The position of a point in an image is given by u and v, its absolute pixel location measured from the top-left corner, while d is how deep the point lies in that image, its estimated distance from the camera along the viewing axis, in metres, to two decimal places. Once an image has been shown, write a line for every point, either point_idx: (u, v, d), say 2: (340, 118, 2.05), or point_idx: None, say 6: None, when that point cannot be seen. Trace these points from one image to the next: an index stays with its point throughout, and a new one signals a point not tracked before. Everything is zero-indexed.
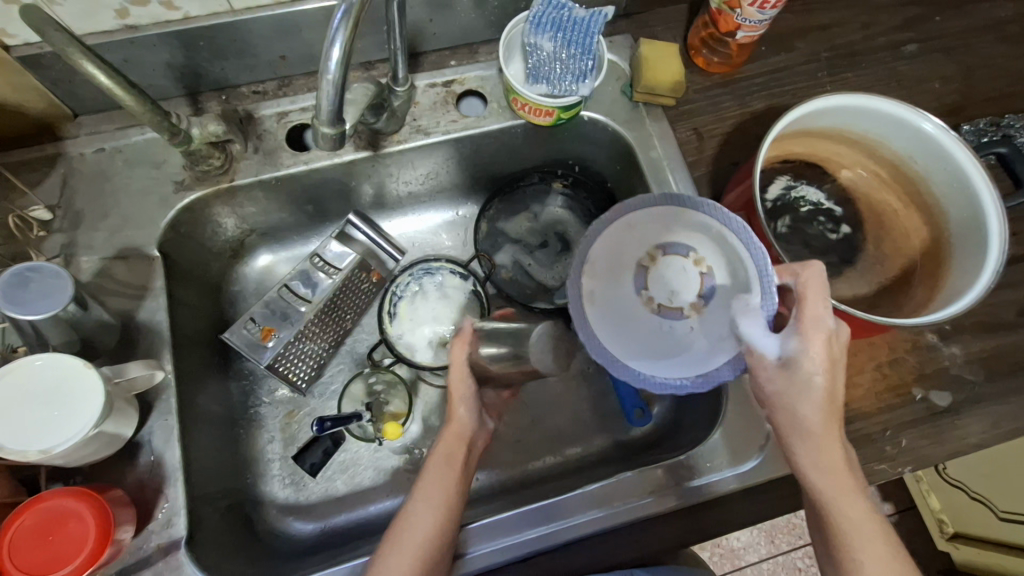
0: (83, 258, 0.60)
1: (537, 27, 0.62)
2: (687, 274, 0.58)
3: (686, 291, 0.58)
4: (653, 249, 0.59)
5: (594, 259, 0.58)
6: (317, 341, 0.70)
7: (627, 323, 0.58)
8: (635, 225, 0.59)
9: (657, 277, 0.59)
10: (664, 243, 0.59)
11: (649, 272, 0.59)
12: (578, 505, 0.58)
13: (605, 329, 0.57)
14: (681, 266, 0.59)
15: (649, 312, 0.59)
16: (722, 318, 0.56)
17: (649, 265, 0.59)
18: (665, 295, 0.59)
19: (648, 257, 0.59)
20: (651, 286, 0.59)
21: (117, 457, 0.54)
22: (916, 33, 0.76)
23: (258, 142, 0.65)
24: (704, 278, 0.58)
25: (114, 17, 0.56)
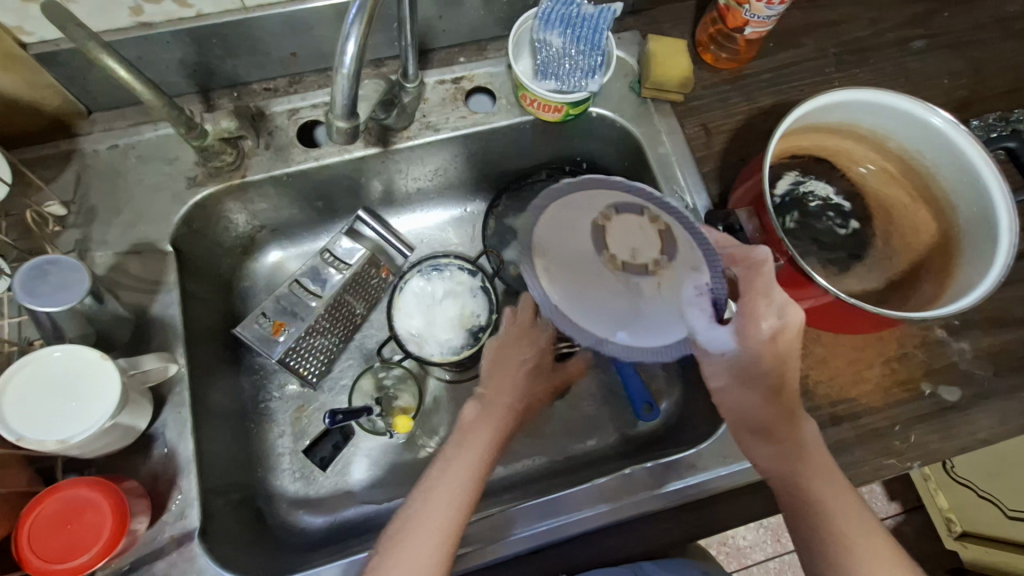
0: (97, 252, 0.61)
1: (546, 23, 0.62)
2: (643, 232, 0.64)
3: (648, 248, 0.64)
4: (604, 209, 0.65)
5: (552, 232, 0.66)
6: (327, 336, 0.70)
7: (594, 285, 0.66)
8: (588, 195, 0.66)
9: (616, 234, 0.65)
10: (614, 207, 0.65)
11: (608, 232, 0.65)
12: (585, 499, 0.58)
13: (566, 293, 0.66)
14: (639, 223, 0.65)
15: (616, 270, 0.65)
16: (681, 277, 0.62)
17: (604, 224, 0.66)
18: (627, 252, 0.65)
19: (602, 218, 0.66)
20: (613, 244, 0.65)
21: (130, 449, 0.55)
22: (924, 29, 0.76)
23: (269, 138, 0.66)
24: (662, 235, 0.63)
25: (129, 15, 0.57)
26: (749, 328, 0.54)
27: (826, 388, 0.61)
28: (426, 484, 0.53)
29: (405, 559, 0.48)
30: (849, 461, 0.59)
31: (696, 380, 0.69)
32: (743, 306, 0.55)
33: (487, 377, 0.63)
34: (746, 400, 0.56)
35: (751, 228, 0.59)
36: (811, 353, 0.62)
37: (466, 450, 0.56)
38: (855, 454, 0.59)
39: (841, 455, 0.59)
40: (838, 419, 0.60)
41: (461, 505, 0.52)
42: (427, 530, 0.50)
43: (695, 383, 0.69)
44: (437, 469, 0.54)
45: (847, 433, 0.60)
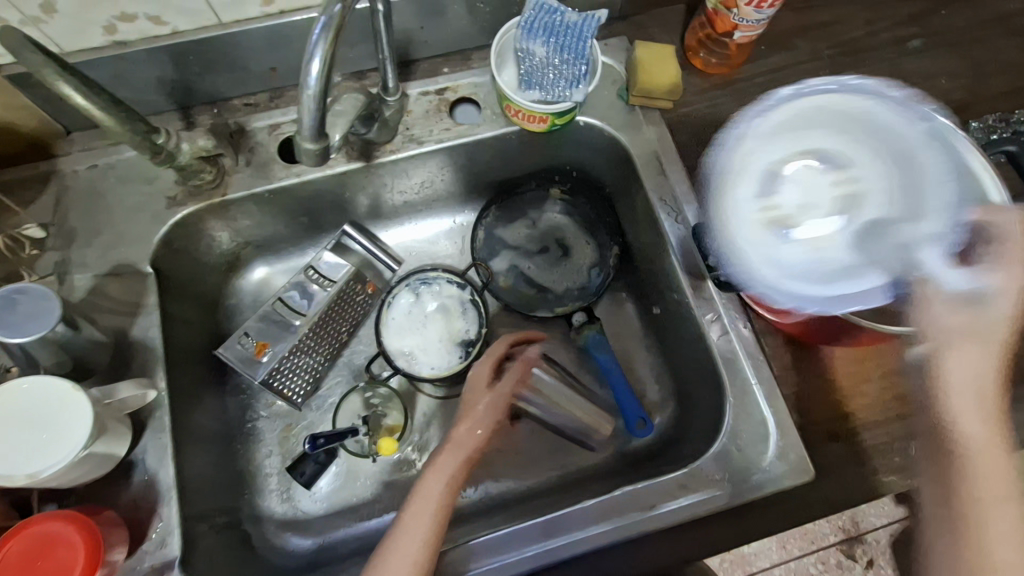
0: (77, 275, 0.60)
1: (529, 32, 0.60)
2: (823, 183, 0.54)
3: (826, 208, 0.53)
4: (798, 150, 0.55)
5: (756, 160, 0.55)
6: (313, 355, 0.69)
7: (750, 229, 0.54)
8: (818, 114, 0.54)
9: (797, 184, 0.54)
10: (826, 143, 0.55)
11: (777, 175, 0.55)
12: (580, 521, 0.57)
13: (750, 233, 0.54)
14: (828, 180, 0.54)
15: (766, 224, 0.54)
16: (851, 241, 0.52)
17: (792, 169, 0.55)
18: (797, 205, 0.54)
19: (801, 159, 0.55)
20: (782, 192, 0.54)
21: (110, 478, 0.54)
22: (921, 28, 0.74)
23: (249, 155, 0.65)
24: (843, 198, 0.53)
25: (102, 34, 0.56)
26: (1007, 262, 0.42)
27: (823, 403, 0.60)
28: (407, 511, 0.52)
29: None
30: (846, 478, 0.57)
31: (693, 394, 0.67)
32: (1001, 249, 0.43)
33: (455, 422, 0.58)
34: (975, 362, 0.41)
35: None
36: (807, 367, 0.61)
37: (432, 480, 0.53)
38: (853, 471, 0.58)
39: (838, 472, 0.58)
40: (835, 436, 0.59)
41: (429, 537, 0.50)
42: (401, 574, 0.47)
43: (691, 397, 0.68)
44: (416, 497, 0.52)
45: (846, 449, 0.58)
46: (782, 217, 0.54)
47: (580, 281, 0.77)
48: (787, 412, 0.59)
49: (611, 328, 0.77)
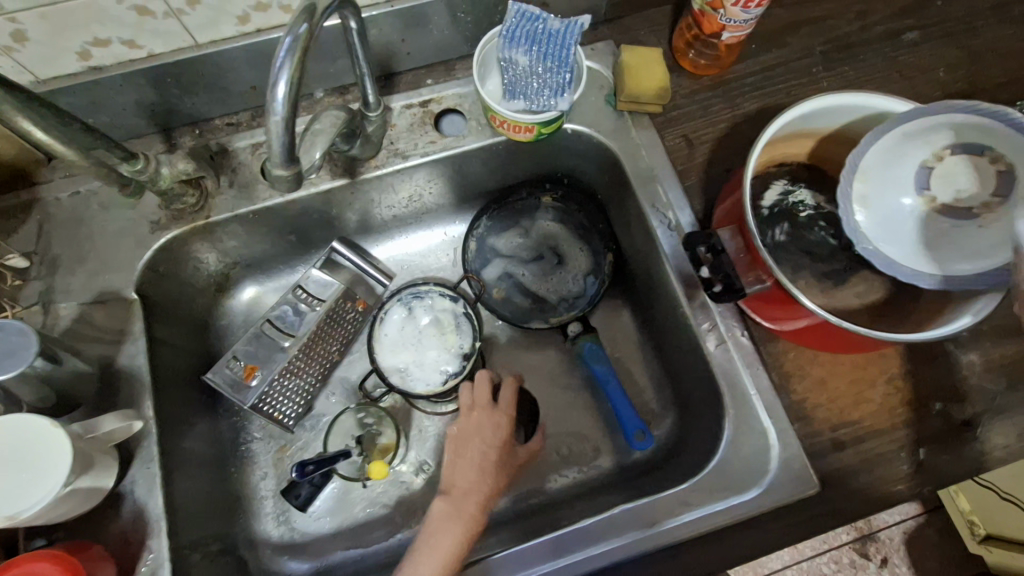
0: (61, 304, 0.59)
1: (511, 41, 0.59)
2: (977, 173, 0.51)
3: (979, 190, 0.51)
4: (939, 149, 0.53)
5: (903, 164, 0.54)
6: (303, 377, 0.68)
7: (900, 228, 0.53)
8: (922, 125, 0.52)
9: (943, 176, 0.53)
10: (958, 140, 0.52)
11: (933, 171, 0.53)
12: (583, 540, 0.55)
13: (902, 243, 0.53)
14: (974, 166, 0.52)
15: (927, 215, 0.53)
16: None
17: (935, 165, 0.53)
18: (951, 194, 0.53)
19: (933, 156, 0.53)
20: (933, 185, 0.53)
21: (99, 511, 0.53)
22: (916, 20, 0.72)
23: (232, 176, 0.64)
24: (998, 179, 0.50)
25: (77, 60, 0.55)
26: None
27: (826, 411, 0.58)
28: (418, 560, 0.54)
29: None
30: (849, 489, 0.56)
31: (693, 404, 0.66)
32: None
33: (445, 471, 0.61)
34: None
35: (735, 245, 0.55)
36: (808, 374, 0.59)
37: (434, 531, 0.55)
38: (858, 481, 0.56)
39: (842, 483, 0.56)
40: (839, 445, 0.57)
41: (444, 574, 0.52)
42: None
43: (691, 406, 0.66)
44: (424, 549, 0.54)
45: (849, 459, 0.57)
46: (936, 213, 0.53)
47: (575, 289, 0.75)
48: (787, 422, 0.57)
49: (607, 338, 0.75)
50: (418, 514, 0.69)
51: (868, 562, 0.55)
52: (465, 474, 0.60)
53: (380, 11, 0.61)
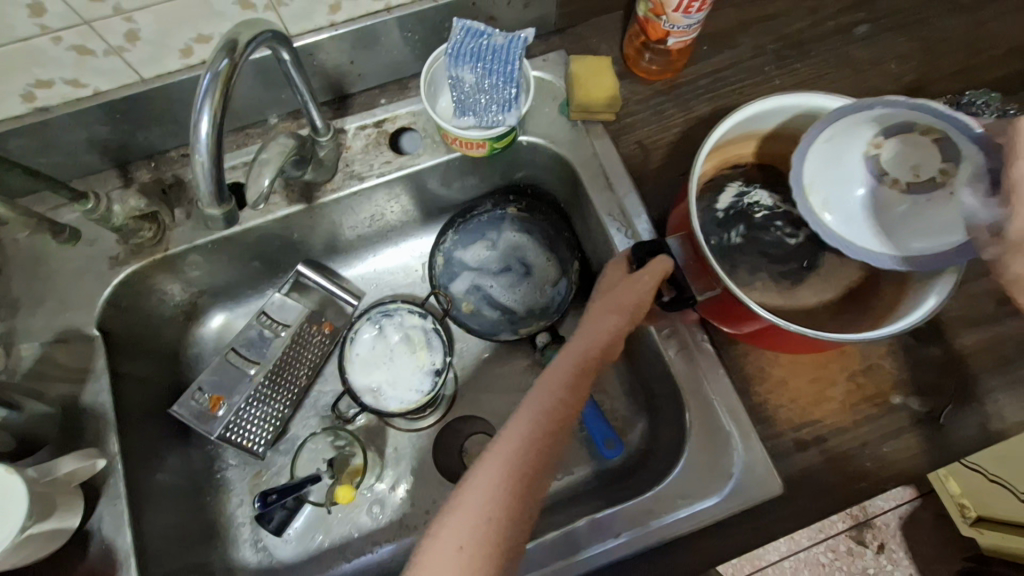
0: (23, 345, 0.59)
1: (457, 58, 0.59)
2: (920, 146, 0.48)
3: (930, 163, 0.48)
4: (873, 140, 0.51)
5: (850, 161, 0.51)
6: (272, 404, 0.69)
7: (869, 223, 0.51)
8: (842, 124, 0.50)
9: (893, 159, 0.50)
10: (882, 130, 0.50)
11: (880, 159, 0.50)
12: (553, 554, 0.55)
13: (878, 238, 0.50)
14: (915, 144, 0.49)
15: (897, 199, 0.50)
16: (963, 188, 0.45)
17: (879, 152, 0.50)
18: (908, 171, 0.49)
19: (871, 146, 0.51)
20: (887, 171, 0.50)
21: (67, 551, 0.53)
22: (867, 13, 0.72)
23: (189, 207, 0.64)
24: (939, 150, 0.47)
25: (21, 101, 0.55)
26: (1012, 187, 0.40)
27: (788, 412, 0.59)
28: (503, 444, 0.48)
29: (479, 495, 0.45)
30: (816, 488, 0.56)
31: (661, 409, 0.66)
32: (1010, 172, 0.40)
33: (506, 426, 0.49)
34: None
35: (686, 251, 0.55)
36: (768, 376, 0.60)
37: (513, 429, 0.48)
38: (825, 480, 0.57)
39: (808, 483, 0.56)
40: (804, 445, 0.58)
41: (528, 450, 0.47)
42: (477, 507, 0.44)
43: (659, 411, 0.67)
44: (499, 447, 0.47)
45: (814, 458, 0.57)
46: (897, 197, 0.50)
47: (543, 300, 0.76)
48: (750, 425, 0.57)
49: None
50: (397, 532, 0.69)
51: (865, 550, 0.56)
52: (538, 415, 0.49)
53: (325, 36, 0.61)
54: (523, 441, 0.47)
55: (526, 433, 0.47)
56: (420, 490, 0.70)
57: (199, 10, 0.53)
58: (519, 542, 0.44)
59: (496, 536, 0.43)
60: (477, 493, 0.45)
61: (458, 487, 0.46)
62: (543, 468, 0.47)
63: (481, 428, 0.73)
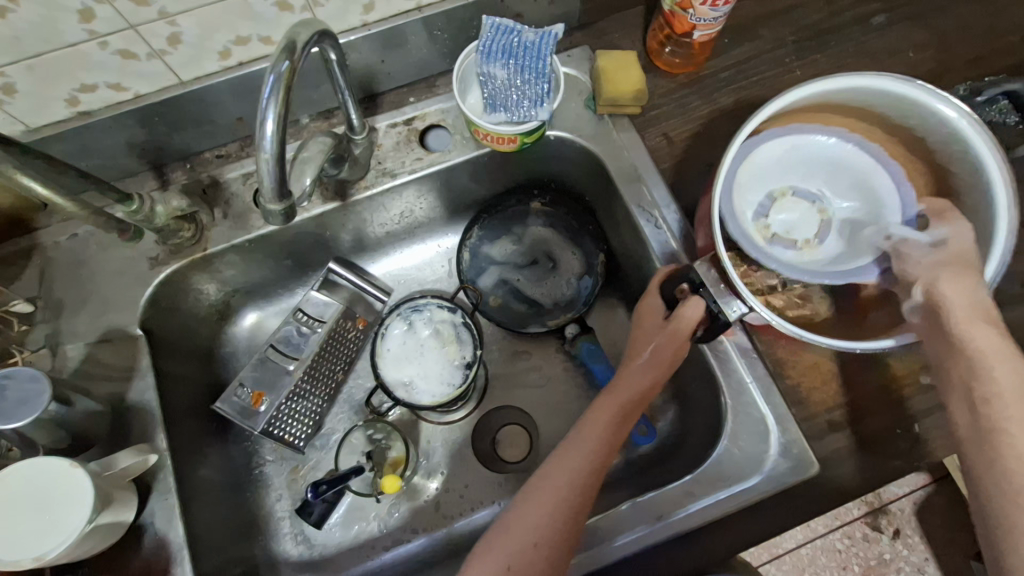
0: (68, 345, 0.61)
1: (488, 56, 0.61)
2: (810, 215, 0.60)
3: (808, 227, 0.60)
4: (784, 186, 0.61)
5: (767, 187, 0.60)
6: (310, 399, 0.70)
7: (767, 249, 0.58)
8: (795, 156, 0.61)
9: (782, 208, 0.60)
10: (792, 186, 0.61)
11: (777, 201, 0.60)
12: (594, 538, 0.56)
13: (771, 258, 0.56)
14: (806, 210, 0.60)
15: (771, 236, 0.59)
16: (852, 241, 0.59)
17: (779, 198, 0.60)
18: (787, 225, 0.60)
19: (780, 191, 0.60)
20: (774, 212, 0.60)
21: (122, 544, 0.55)
22: (884, 3, 0.73)
23: (226, 207, 0.65)
24: (821, 223, 0.61)
25: (65, 107, 0.57)
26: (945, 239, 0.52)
27: (820, 395, 0.60)
28: (547, 471, 0.54)
29: (525, 512, 0.51)
30: (848, 468, 0.58)
31: (691, 397, 0.67)
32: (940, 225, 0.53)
33: (551, 457, 0.55)
34: None
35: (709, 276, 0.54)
36: (799, 360, 0.61)
37: (560, 464, 0.53)
38: (857, 460, 0.58)
39: (841, 462, 0.58)
40: (835, 427, 0.59)
41: (573, 483, 0.52)
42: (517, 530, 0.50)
43: (689, 399, 0.68)
44: (546, 475, 0.53)
45: (846, 439, 0.59)
46: (772, 238, 0.59)
47: (569, 293, 0.77)
48: (784, 407, 0.59)
49: (605, 337, 0.78)
50: (434, 522, 0.70)
51: (881, 535, 0.55)
52: (582, 451, 0.54)
53: (358, 36, 0.62)
54: (565, 478, 0.52)
55: (569, 471, 0.53)
56: (454, 481, 0.72)
57: (242, 13, 0.54)
58: (566, 559, 0.50)
59: (542, 555, 0.49)
60: (527, 515, 0.51)
61: (517, 500, 0.53)
62: (586, 501, 0.52)
63: (516, 418, 0.75)
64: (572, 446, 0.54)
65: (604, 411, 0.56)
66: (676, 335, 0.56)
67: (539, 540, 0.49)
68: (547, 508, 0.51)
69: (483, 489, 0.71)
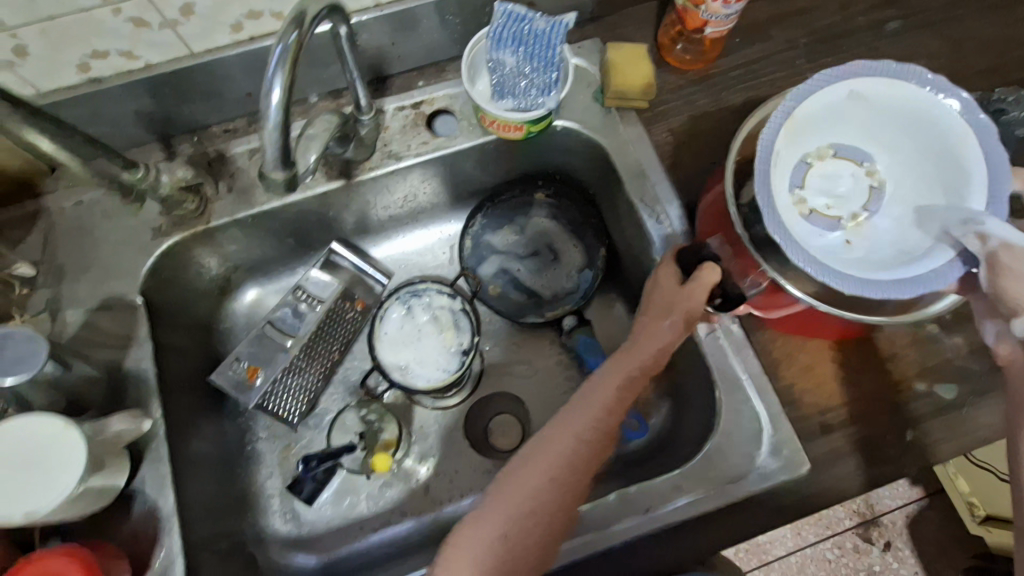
0: (68, 310, 0.61)
1: (497, 43, 0.60)
2: (858, 178, 0.56)
3: (854, 197, 0.56)
4: (826, 146, 0.56)
5: (804, 149, 0.55)
6: (306, 376, 0.70)
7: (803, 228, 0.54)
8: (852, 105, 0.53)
9: (822, 175, 0.56)
10: (838, 143, 0.56)
11: (813, 167, 0.55)
12: (581, 528, 0.56)
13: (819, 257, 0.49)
14: (852, 172, 0.56)
15: (808, 211, 0.55)
16: (898, 217, 0.54)
17: (818, 162, 0.55)
18: (828, 197, 0.55)
19: (822, 152, 0.55)
20: (811, 182, 0.55)
21: (113, 509, 0.55)
22: (897, 10, 0.73)
23: (231, 181, 0.65)
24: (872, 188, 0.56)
25: (76, 72, 0.57)
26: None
27: (814, 397, 0.60)
28: (539, 445, 0.53)
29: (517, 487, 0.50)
30: (838, 471, 0.58)
31: (686, 394, 0.67)
32: None
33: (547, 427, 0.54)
34: None
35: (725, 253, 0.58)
36: (795, 361, 0.61)
37: (553, 438, 0.53)
38: (848, 464, 0.58)
39: (830, 465, 0.58)
40: (828, 429, 0.59)
41: (565, 459, 0.51)
42: (505, 504, 0.50)
43: (683, 396, 0.68)
44: (539, 449, 0.52)
45: (837, 442, 0.59)
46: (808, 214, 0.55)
47: (569, 286, 0.77)
48: (778, 407, 0.59)
49: (603, 331, 0.78)
50: (422, 507, 0.70)
51: None
52: (580, 419, 0.53)
53: (370, 16, 0.62)
54: (556, 454, 0.52)
55: (559, 448, 0.52)
56: (445, 467, 0.72)
57: None
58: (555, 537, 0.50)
59: (534, 531, 0.49)
60: (518, 490, 0.50)
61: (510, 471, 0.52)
62: (578, 478, 0.52)
63: (510, 408, 0.75)
64: (569, 417, 0.54)
65: (607, 379, 0.55)
66: (688, 300, 0.55)
67: (527, 516, 0.49)
68: (536, 485, 0.50)
69: (473, 476, 0.72)
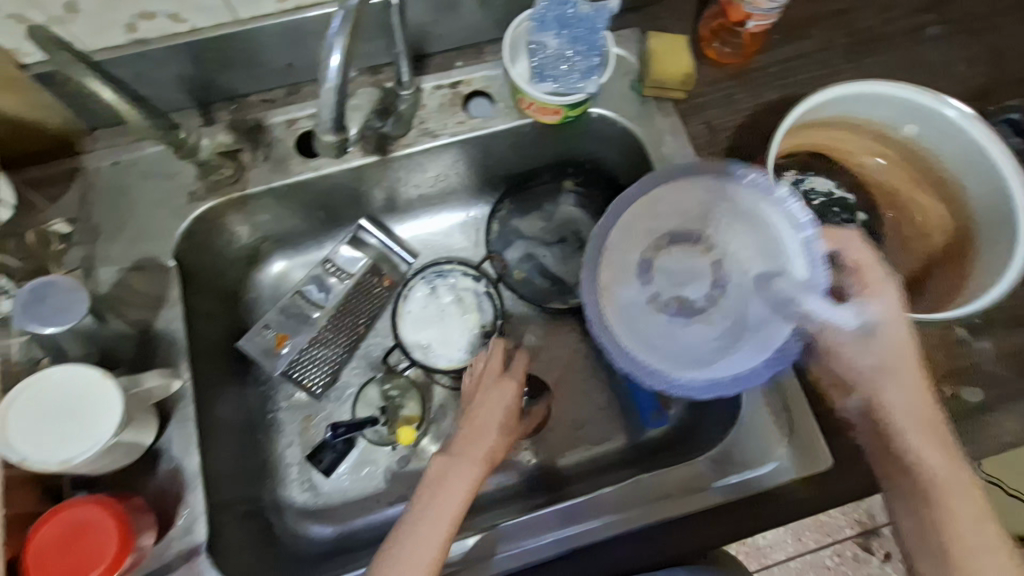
0: (102, 269, 0.62)
1: (542, 26, 0.62)
2: (706, 269, 0.61)
3: (687, 284, 0.60)
4: (657, 238, 0.61)
5: (645, 246, 0.61)
6: (331, 347, 0.72)
7: (672, 328, 0.59)
8: (654, 206, 0.62)
9: (659, 271, 0.61)
10: (669, 232, 0.62)
11: (653, 263, 0.61)
12: (593, 507, 0.58)
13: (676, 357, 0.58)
14: (675, 262, 0.61)
15: (659, 310, 0.60)
16: (738, 302, 0.59)
17: (657, 258, 0.61)
18: (672, 290, 0.60)
19: (650, 251, 0.61)
20: (655, 279, 0.60)
21: (140, 465, 0.56)
22: (939, 15, 0.73)
23: (267, 150, 0.66)
24: (709, 267, 0.61)
25: (123, 33, 0.57)
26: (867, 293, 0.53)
27: None
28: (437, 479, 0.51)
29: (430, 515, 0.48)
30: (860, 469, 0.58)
31: None
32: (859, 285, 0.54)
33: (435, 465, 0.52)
34: None
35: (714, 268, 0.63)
36: None
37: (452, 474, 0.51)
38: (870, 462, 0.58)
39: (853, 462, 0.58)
40: None
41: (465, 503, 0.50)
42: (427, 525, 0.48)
43: None
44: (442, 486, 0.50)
45: None
46: (666, 311, 0.59)
47: None
48: (806, 402, 0.59)
49: None
50: None
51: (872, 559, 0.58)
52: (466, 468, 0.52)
53: None
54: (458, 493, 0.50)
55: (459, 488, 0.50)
56: None
57: None
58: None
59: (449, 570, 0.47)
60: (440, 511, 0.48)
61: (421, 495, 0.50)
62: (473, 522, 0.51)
63: None
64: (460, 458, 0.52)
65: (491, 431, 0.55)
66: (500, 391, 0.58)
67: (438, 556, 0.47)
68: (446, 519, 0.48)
69: None
